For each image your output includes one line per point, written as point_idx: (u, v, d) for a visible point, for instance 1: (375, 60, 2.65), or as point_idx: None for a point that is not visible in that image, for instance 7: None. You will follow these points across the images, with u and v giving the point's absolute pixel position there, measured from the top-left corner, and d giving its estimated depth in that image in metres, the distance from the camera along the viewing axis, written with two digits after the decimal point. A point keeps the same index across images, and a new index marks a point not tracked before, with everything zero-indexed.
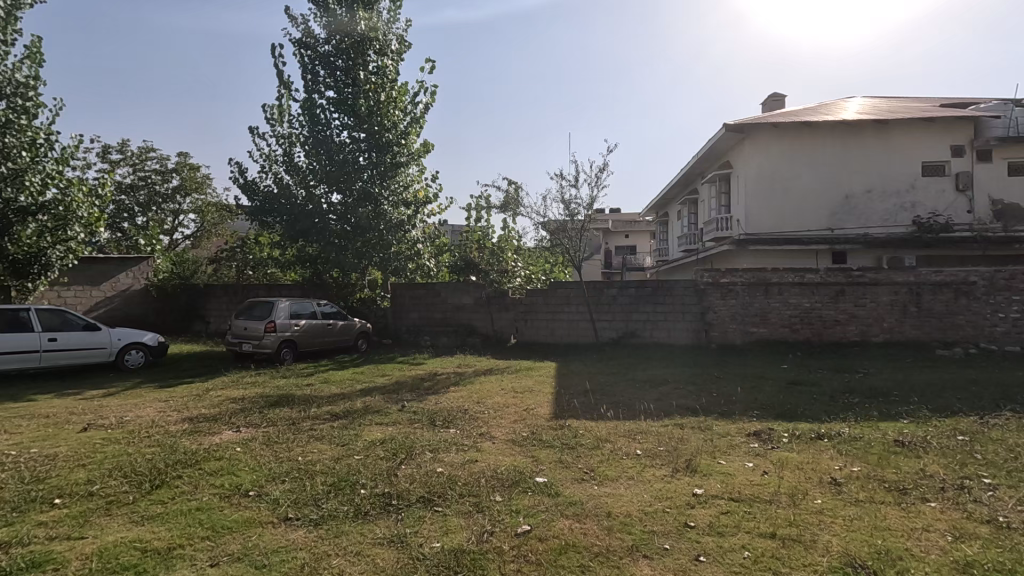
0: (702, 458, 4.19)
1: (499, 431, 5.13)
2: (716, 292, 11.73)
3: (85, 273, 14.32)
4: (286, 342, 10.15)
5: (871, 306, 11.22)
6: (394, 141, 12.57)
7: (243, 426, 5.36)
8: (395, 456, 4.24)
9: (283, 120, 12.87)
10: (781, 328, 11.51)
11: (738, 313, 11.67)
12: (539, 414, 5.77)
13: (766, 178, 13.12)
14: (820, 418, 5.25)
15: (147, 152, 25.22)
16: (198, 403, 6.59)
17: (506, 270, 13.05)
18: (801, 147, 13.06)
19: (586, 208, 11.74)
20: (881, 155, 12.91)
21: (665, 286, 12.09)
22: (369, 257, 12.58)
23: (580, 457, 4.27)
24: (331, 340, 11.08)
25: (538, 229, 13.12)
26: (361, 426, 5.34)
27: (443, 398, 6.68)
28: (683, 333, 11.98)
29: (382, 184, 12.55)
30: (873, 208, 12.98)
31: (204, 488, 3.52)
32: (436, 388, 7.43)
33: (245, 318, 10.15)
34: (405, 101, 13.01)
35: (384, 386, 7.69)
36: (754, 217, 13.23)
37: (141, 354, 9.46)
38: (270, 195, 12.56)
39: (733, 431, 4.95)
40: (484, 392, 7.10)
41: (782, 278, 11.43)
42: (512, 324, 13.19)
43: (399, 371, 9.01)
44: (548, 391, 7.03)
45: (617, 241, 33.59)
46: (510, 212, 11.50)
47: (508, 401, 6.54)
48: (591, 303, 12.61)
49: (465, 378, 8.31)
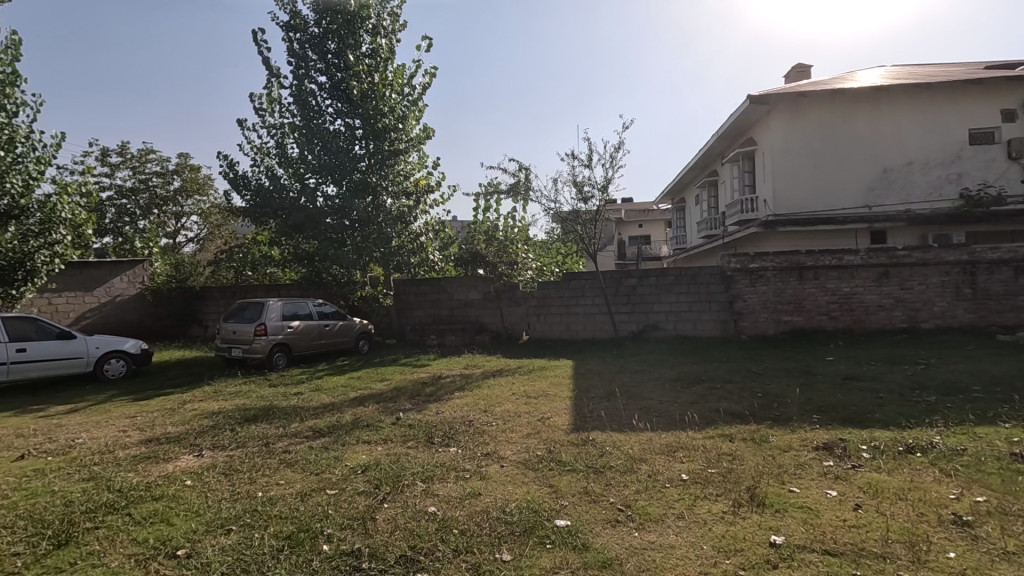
0: (768, 485, 3.26)
1: (508, 449, 4.25)
2: (745, 278, 10.75)
3: (77, 277, 13.70)
4: (280, 345, 9.39)
5: (919, 289, 10.17)
6: (392, 126, 11.74)
7: (206, 449, 4.54)
8: (377, 491, 3.37)
9: (273, 110, 12.25)
10: (818, 315, 10.50)
11: (770, 301, 10.68)
12: (556, 425, 4.90)
13: (795, 153, 12.08)
14: (900, 424, 4.32)
15: (148, 154, 24.78)
16: (168, 420, 5.80)
17: (515, 262, 12.02)
18: (831, 117, 11.98)
19: (601, 191, 10.75)
20: (923, 123, 11.78)
21: (689, 273, 11.12)
22: (368, 252, 11.69)
23: (610, 485, 3.38)
24: (329, 342, 10.27)
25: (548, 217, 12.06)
26: (346, 447, 4.50)
27: (446, 407, 5.82)
28: (709, 323, 11.03)
29: (380, 172, 11.70)
30: (915, 182, 11.85)
31: (120, 548, 2.68)
32: (439, 395, 6.57)
33: (235, 320, 9.38)
34: (403, 83, 12.14)
35: (382, 393, 6.85)
36: (783, 196, 12.19)
37: (122, 363, 8.70)
38: (261, 189, 11.74)
39: (796, 444, 4.03)
40: (492, 398, 6.22)
41: (818, 261, 10.41)
42: (524, 319, 12.32)
43: (400, 375, 8.16)
44: (565, 396, 6.15)
45: (630, 231, 32.64)
46: (519, 198, 10.57)
47: (519, 409, 5.67)
48: (609, 295, 11.66)
49: (472, 381, 7.44)
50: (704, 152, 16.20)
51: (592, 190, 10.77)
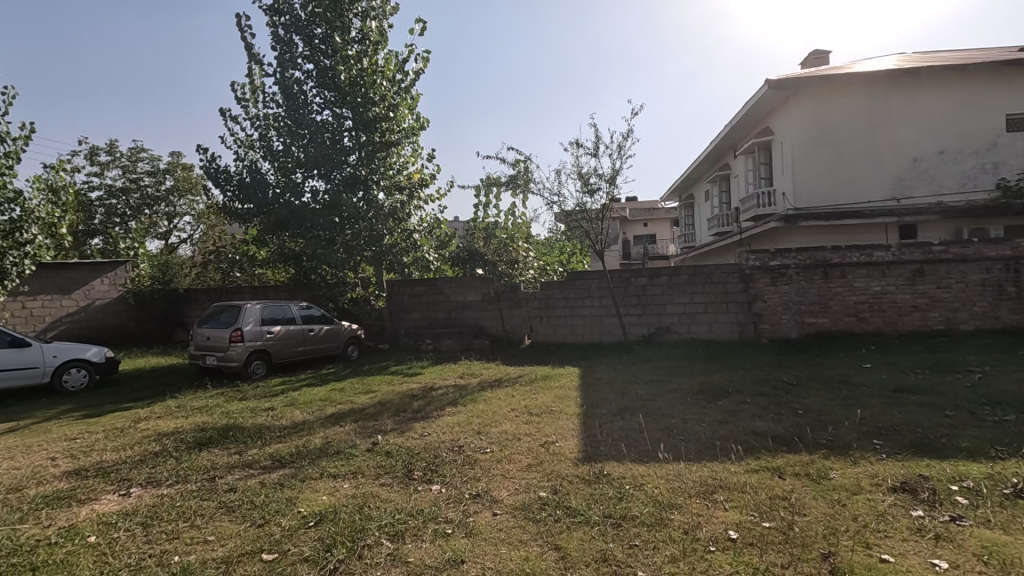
0: (849, 550, 2.44)
1: (502, 489, 3.41)
2: (765, 277, 9.91)
3: (53, 279, 12.93)
4: (258, 352, 8.58)
5: (957, 287, 9.34)
6: (383, 116, 10.94)
7: (137, 487, 3.73)
8: (328, 558, 2.56)
9: (257, 100, 11.47)
10: (846, 317, 9.66)
11: (792, 302, 9.84)
12: (562, 453, 4.08)
13: (816, 142, 11.24)
14: (989, 457, 3.50)
15: (138, 153, 24.10)
16: (111, 443, 4.99)
17: (517, 261, 11.25)
18: (855, 103, 11.13)
19: (609, 182, 9.91)
20: (956, 108, 10.91)
21: (704, 272, 10.28)
22: (359, 251, 10.98)
23: (636, 549, 2.55)
24: (314, 349, 9.46)
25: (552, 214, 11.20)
26: (306, 484, 3.68)
27: (433, 428, 5.01)
28: (727, 326, 10.19)
29: (371, 165, 10.97)
30: (948, 171, 10.98)
31: None
32: (427, 410, 5.76)
33: (209, 326, 8.58)
34: (394, 68, 11.28)
35: (364, 409, 6.03)
36: (804, 188, 11.34)
37: (83, 373, 7.91)
38: (244, 183, 10.92)
39: (865, 483, 3.20)
40: (488, 415, 5.39)
41: (845, 258, 9.55)
42: (526, 322, 11.50)
43: (387, 386, 7.33)
44: (571, 413, 5.33)
45: (635, 230, 31.90)
46: (518, 189, 9.77)
47: (518, 429, 4.86)
48: (617, 295, 10.82)
49: (467, 394, 6.60)
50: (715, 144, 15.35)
51: (599, 182, 9.92)
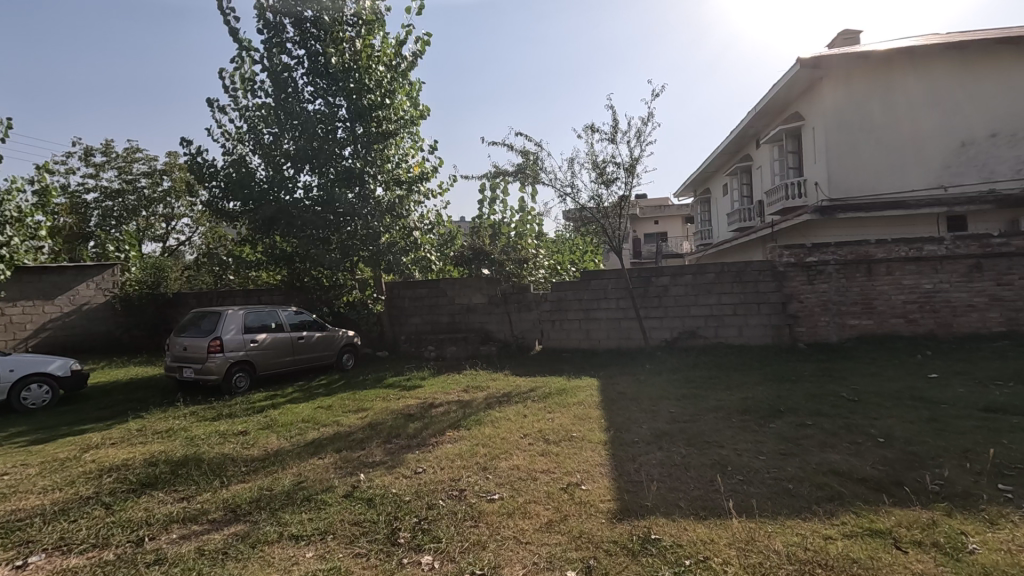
0: None
1: (516, 566, 2.52)
2: (801, 275, 8.97)
3: (36, 284, 12.26)
4: (241, 364, 7.74)
5: (1020, 284, 8.39)
6: (378, 104, 10.09)
7: (37, 557, 2.84)
8: None
9: (246, 90, 10.69)
10: (892, 318, 8.72)
11: (832, 302, 8.90)
12: (592, 503, 3.19)
13: (852, 126, 10.29)
14: None
15: (135, 153, 23.46)
16: (40, 480, 4.13)
17: (525, 260, 10.49)
18: (894, 83, 10.14)
19: (627, 171, 8.98)
20: (1009, 86, 9.89)
21: (732, 270, 9.33)
22: (355, 252, 10.13)
23: None
24: (303, 359, 8.61)
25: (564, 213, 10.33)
26: (256, 550, 2.80)
27: (429, 462, 4.12)
28: (759, 330, 9.24)
29: (367, 157, 10.11)
30: (1001, 156, 9.95)
31: None
32: (425, 436, 4.89)
33: (188, 334, 7.74)
34: (392, 54, 10.39)
35: (350, 433, 5.16)
36: (839, 177, 10.38)
37: (44, 389, 7.09)
38: (229, 177, 10.03)
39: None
40: (496, 443, 4.52)
41: (891, 253, 8.63)
42: (536, 326, 10.61)
43: (382, 402, 6.47)
44: (596, 440, 4.44)
45: (645, 228, 31.02)
46: (527, 179, 8.86)
47: (534, 463, 3.98)
48: (636, 296, 9.87)
49: (471, 413, 5.72)
50: (735, 134, 14.37)
51: (617, 173, 8.99)
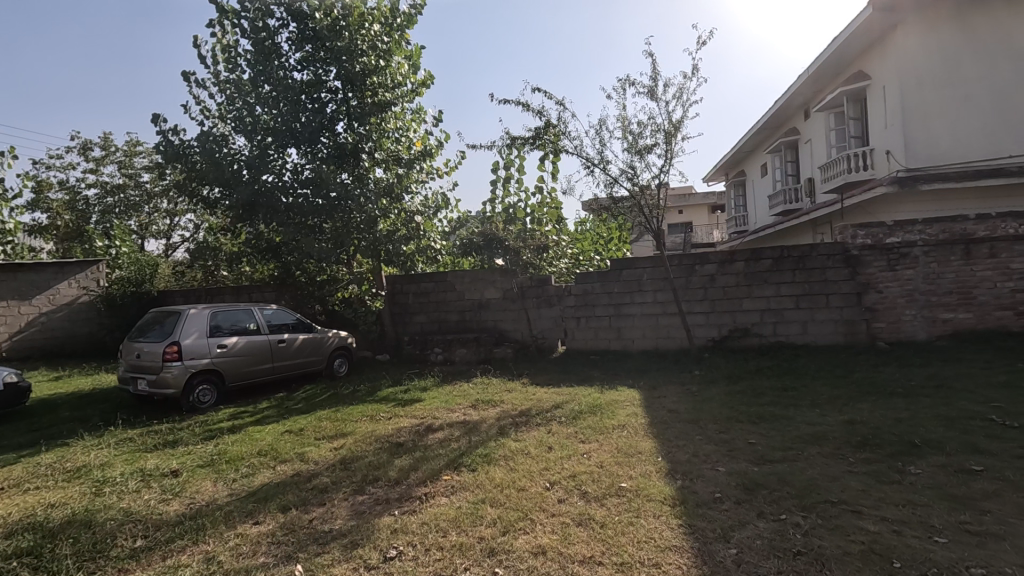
0: None
1: None
2: (881, 259, 7.38)
3: (8, 283, 11.15)
4: (206, 374, 6.45)
5: None
6: (372, 68, 8.69)
7: None
8: None
9: (225, 60, 9.40)
10: (997, 311, 7.12)
11: (920, 292, 7.31)
12: None
13: (931, 83, 8.67)
14: None
15: (135, 147, 22.55)
16: None
17: (544, 247, 9.27)
18: (985, 28, 8.43)
19: (667, 135, 7.48)
20: None
21: (794, 255, 7.74)
22: (349, 241, 8.65)
23: None
24: (284, 366, 7.28)
25: (591, 198, 9.02)
26: None
27: (406, 539, 2.70)
28: (827, 326, 7.68)
29: (361, 131, 8.76)
30: None
31: None
32: (411, 484, 3.49)
33: (143, 339, 6.46)
34: (388, 10, 8.91)
35: (314, 475, 3.79)
36: (920, 143, 8.74)
37: None
38: (202, 154, 8.54)
39: None
40: (511, 498, 3.11)
41: (997, 231, 7.01)
42: (558, 324, 9.14)
43: (367, 424, 5.11)
44: (658, 497, 2.99)
45: (671, 218, 29.39)
46: (547, 146, 7.41)
47: (568, 543, 2.55)
48: (677, 288, 8.36)
49: (478, 441, 4.32)
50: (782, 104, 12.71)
51: (655, 140, 7.48)
